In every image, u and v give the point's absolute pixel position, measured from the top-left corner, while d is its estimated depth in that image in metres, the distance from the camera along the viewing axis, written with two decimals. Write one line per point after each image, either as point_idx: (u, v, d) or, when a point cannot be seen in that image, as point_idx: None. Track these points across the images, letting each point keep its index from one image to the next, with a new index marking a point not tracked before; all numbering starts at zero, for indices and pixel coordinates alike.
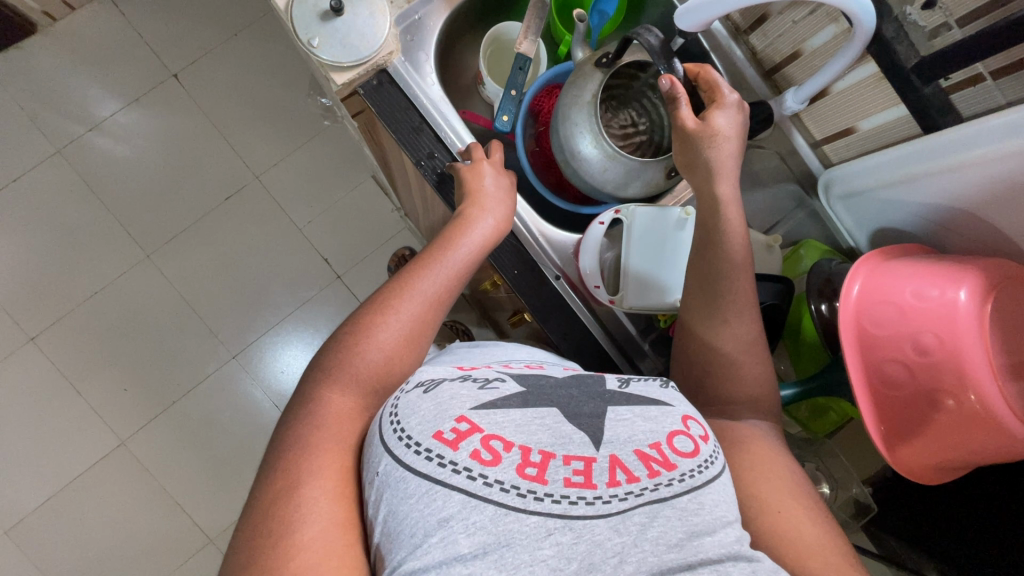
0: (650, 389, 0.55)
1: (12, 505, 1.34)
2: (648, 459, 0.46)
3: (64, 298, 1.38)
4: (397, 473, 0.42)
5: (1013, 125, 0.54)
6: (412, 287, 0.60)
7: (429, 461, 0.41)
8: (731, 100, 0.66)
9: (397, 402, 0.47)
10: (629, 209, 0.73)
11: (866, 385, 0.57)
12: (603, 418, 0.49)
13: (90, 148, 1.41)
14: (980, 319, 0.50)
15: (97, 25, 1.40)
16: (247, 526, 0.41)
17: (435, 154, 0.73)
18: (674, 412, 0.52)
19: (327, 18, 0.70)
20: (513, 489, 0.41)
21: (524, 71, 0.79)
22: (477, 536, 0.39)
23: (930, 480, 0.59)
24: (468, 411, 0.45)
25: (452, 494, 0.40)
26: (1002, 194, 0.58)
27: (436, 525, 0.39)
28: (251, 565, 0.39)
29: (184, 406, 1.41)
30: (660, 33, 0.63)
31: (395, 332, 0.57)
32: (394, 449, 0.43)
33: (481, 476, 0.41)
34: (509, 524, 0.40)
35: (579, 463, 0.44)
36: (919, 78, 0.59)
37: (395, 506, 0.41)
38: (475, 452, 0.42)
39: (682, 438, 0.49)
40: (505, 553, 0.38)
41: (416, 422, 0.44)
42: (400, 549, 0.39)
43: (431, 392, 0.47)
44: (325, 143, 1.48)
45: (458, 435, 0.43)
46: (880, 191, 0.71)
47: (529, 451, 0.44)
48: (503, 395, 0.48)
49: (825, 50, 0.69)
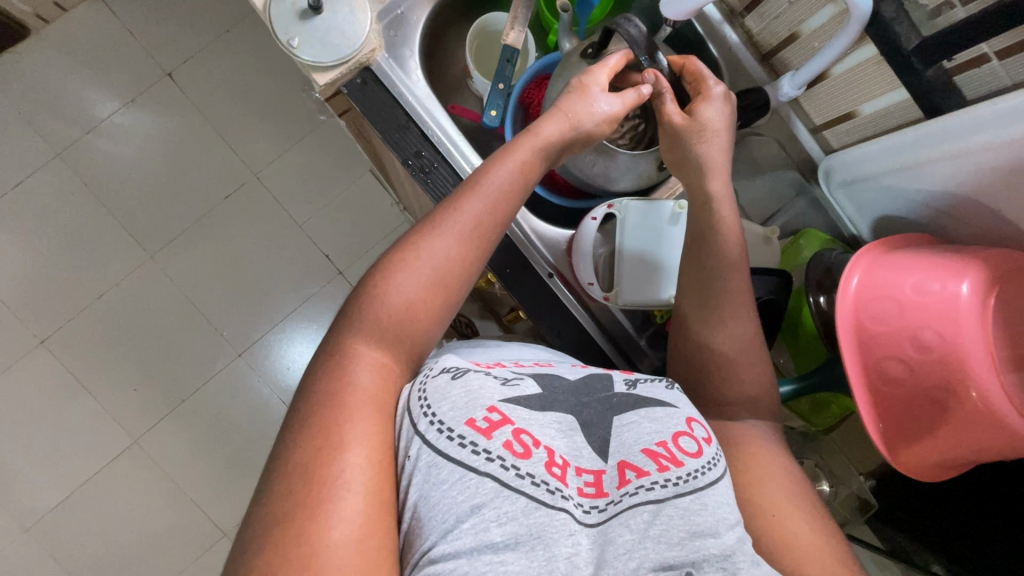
0: (656, 390, 0.53)
1: (31, 504, 1.37)
2: (655, 455, 0.46)
3: (71, 302, 1.40)
4: (428, 457, 0.42)
5: (1018, 109, 0.51)
6: (454, 226, 0.56)
7: (462, 447, 0.41)
8: (718, 92, 0.64)
9: (426, 386, 0.46)
10: (622, 203, 0.72)
11: (864, 382, 0.56)
12: (611, 428, 0.48)
13: (90, 150, 1.41)
14: (981, 313, 0.49)
15: (89, 25, 1.39)
16: (285, 477, 0.41)
17: (422, 153, 0.71)
18: (679, 413, 0.50)
19: (305, 17, 0.69)
20: (542, 484, 0.41)
21: (513, 63, 0.77)
22: (508, 525, 0.39)
23: (934, 477, 0.57)
24: (499, 402, 0.45)
25: (485, 481, 0.40)
26: (1007, 181, 0.56)
27: (468, 511, 0.40)
28: (288, 522, 0.38)
29: (194, 403, 1.43)
30: (642, 24, 0.62)
31: (416, 282, 0.53)
32: (425, 434, 0.43)
33: (514, 467, 0.41)
34: (539, 517, 0.40)
35: (588, 475, 0.45)
36: (920, 62, 0.56)
37: (428, 491, 0.41)
38: (508, 443, 0.42)
39: (687, 439, 0.48)
40: (537, 545, 0.39)
41: (448, 408, 0.43)
42: (431, 534, 0.40)
43: (459, 378, 0.46)
44: (322, 138, 1.47)
45: (491, 424, 0.43)
46: (885, 178, 0.68)
47: (553, 452, 0.44)
48: (524, 395, 0.47)
49: (823, 32, 0.66)
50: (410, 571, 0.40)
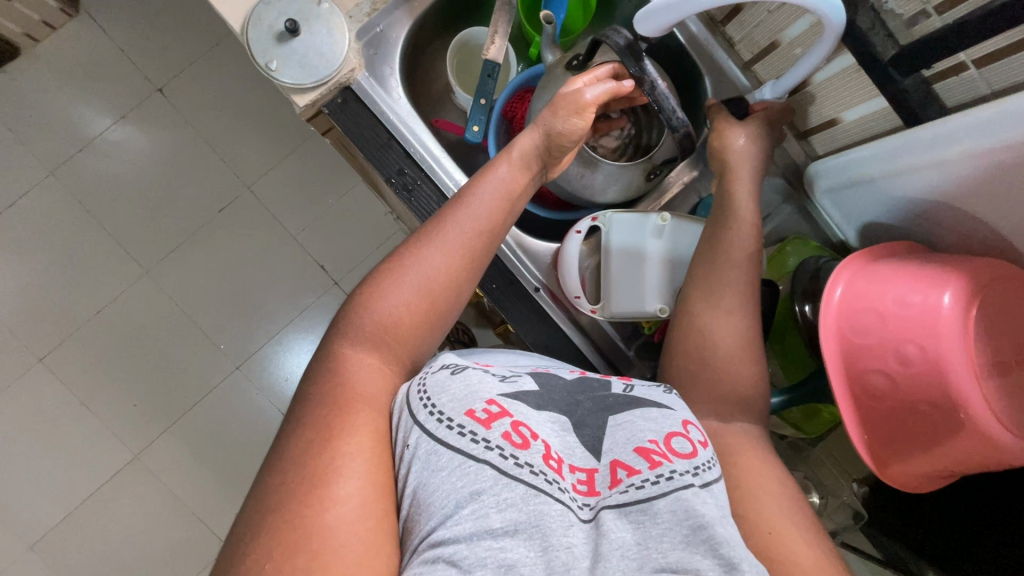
0: (652, 393, 0.51)
1: (33, 522, 1.37)
2: (648, 452, 0.43)
3: (67, 319, 1.40)
4: (428, 445, 0.41)
5: (990, 121, 0.51)
6: (435, 241, 0.55)
7: (462, 436, 0.41)
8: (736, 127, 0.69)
9: (425, 380, 0.46)
10: (606, 216, 0.72)
11: (848, 395, 0.56)
12: (605, 427, 0.46)
13: (83, 167, 1.41)
14: (963, 325, 0.48)
15: (79, 43, 1.40)
16: (280, 467, 0.41)
17: (405, 170, 0.71)
18: (675, 415, 0.48)
19: (282, 39, 0.70)
20: (542, 473, 0.40)
21: (493, 78, 0.78)
22: (508, 512, 0.38)
23: (921, 489, 0.58)
24: (498, 396, 0.44)
25: (485, 469, 0.39)
26: (985, 190, 0.55)
27: (467, 497, 0.38)
28: (280, 507, 0.39)
29: (193, 417, 1.43)
30: (628, 34, 0.63)
31: (414, 284, 0.53)
32: (424, 424, 0.42)
33: (513, 456, 0.40)
34: (540, 505, 0.38)
35: (581, 473, 0.43)
36: (897, 72, 0.56)
37: (426, 478, 0.40)
38: (506, 434, 0.41)
39: (679, 440, 0.45)
40: (536, 533, 0.37)
41: (447, 399, 0.43)
42: (431, 519, 0.38)
43: (458, 373, 0.46)
44: (314, 149, 1.47)
45: (490, 415, 0.42)
46: (869, 184, 0.67)
47: (551, 447, 0.43)
48: (523, 392, 0.47)
49: (802, 39, 0.65)
50: (408, 557, 0.39)
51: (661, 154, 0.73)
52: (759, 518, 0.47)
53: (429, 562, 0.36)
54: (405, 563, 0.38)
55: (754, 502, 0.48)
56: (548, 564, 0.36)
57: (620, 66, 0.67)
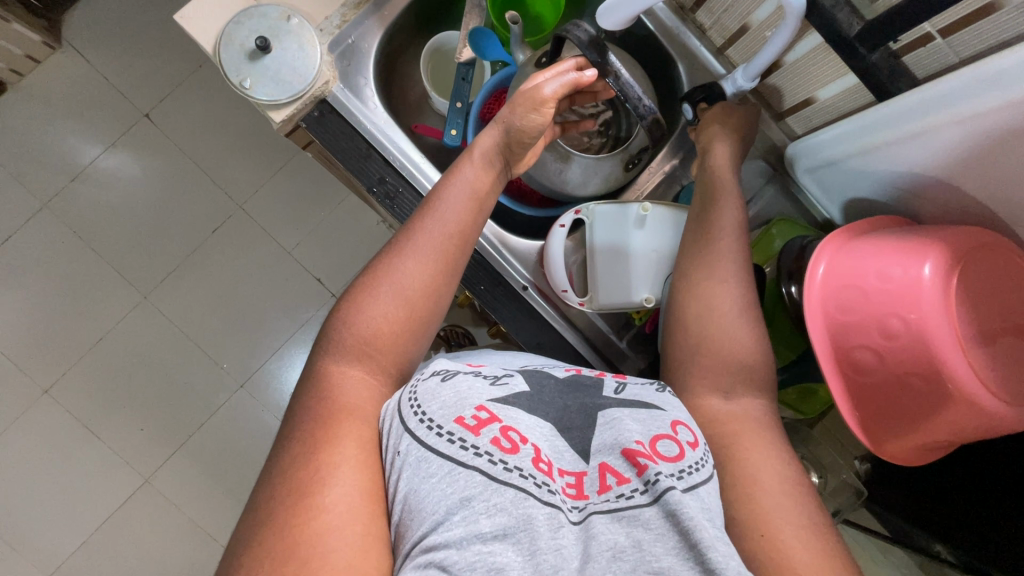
0: (645, 393, 0.51)
1: (48, 552, 1.37)
2: (635, 454, 0.43)
3: (70, 349, 1.40)
4: (417, 452, 0.41)
5: (951, 93, 0.51)
6: (405, 251, 0.56)
7: (451, 443, 0.41)
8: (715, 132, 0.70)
9: (416, 387, 0.46)
10: (589, 208, 0.73)
11: (837, 371, 0.57)
12: (594, 426, 0.46)
13: (76, 197, 1.42)
14: (944, 293, 0.49)
15: (65, 75, 1.41)
16: (268, 482, 0.42)
17: (386, 179, 0.72)
18: (664, 416, 0.48)
19: (255, 56, 0.71)
20: (531, 477, 0.40)
21: (467, 82, 0.84)
22: (498, 517, 0.38)
23: (916, 462, 0.59)
24: (487, 401, 0.44)
25: (474, 475, 0.39)
26: (963, 162, 0.55)
27: (458, 503, 0.38)
28: (268, 519, 0.39)
29: (200, 438, 1.43)
30: (588, 28, 0.63)
31: (391, 294, 0.54)
32: (415, 431, 0.42)
33: (502, 461, 0.40)
34: (528, 509, 0.39)
35: (570, 477, 0.43)
36: (864, 47, 0.55)
37: (416, 485, 0.40)
38: (496, 439, 0.41)
39: (666, 443, 0.45)
40: (525, 538, 0.38)
41: (437, 406, 0.43)
42: (421, 525, 0.39)
43: (449, 380, 0.46)
44: (303, 163, 1.48)
45: (479, 421, 0.42)
46: (848, 161, 0.67)
47: (541, 450, 0.43)
48: (513, 394, 0.47)
49: (769, 22, 0.65)
50: (401, 561, 0.39)
51: (637, 143, 0.76)
52: (754, 519, 0.47)
53: (420, 567, 0.37)
54: (398, 566, 0.39)
55: (750, 498, 0.48)
56: (536, 566, 0.37)
57: (582, 59, 0.65)
